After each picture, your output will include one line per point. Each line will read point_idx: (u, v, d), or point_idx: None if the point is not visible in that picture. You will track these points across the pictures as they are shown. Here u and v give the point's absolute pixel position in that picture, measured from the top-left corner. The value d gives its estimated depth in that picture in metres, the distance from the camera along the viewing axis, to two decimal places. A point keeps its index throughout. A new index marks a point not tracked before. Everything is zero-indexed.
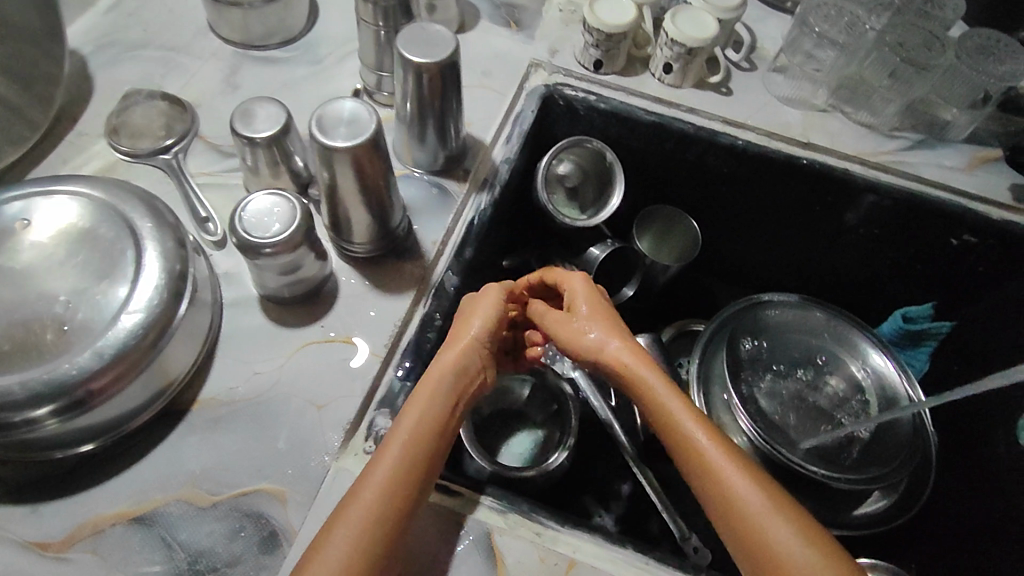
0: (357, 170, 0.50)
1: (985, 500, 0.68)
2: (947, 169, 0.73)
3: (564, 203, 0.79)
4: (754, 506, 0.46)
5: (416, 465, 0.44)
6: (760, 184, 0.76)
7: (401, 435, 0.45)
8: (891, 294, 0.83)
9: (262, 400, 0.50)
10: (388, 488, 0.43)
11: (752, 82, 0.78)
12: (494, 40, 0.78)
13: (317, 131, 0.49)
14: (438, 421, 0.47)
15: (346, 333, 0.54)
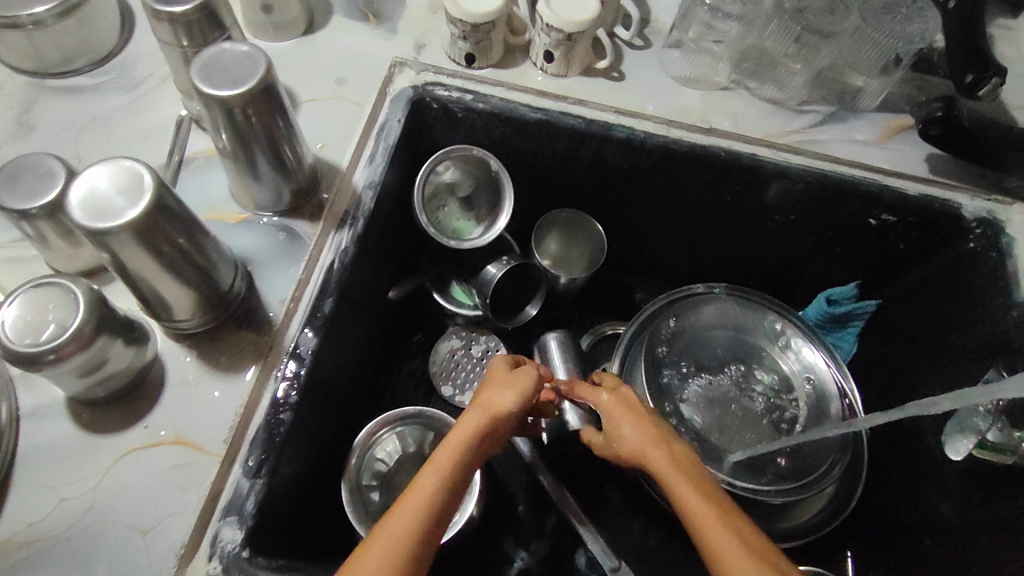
0: (148, 249, 0.41)
1: (907, 493, 0.66)
2: (859, 143, 0.68)
3: (457, 212, 0.72)
4: (752, 570, 0.38)
5: (407, 554, 0.38)
6: (664, 177, 0.69)
7: (393, 518, 0.40)
8: (814, 276, 0.78)
9: (72, 534, 0.43)
10: (371, 574, 0.37)
11: (647, 62, 0.70)
12: (349, 39, 0.67)
13: (81, 220, 0.39)
14: (439, 500, 0.41)
15: (175, 432, 0.47)
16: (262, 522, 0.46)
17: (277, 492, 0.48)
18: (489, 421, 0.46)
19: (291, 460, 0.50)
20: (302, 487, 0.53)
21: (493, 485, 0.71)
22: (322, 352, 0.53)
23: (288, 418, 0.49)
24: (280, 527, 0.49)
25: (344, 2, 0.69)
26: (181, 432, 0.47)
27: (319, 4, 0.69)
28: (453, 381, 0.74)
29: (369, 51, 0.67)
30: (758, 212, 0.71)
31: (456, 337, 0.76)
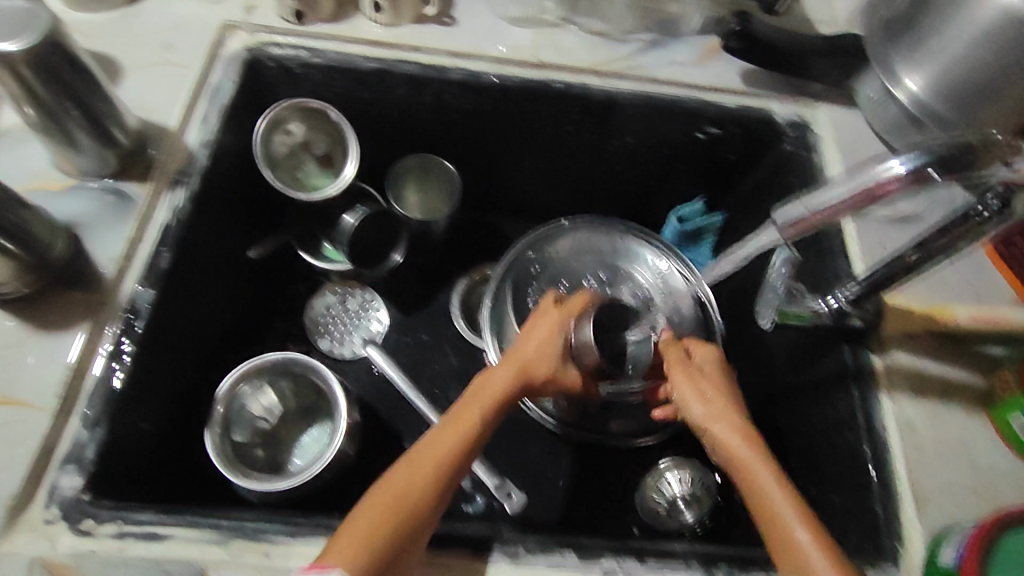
0: None
1: (757, 374, 0.73)
2: (680, 64, 0.72)
3: (319, 171, 0.74)
4: (737, 445, 0.52)
5: (449, 469, 0.51)
6: (504, 115, 0.73)
7: (445, 437, 0.52)
8: (667, 196, 0.84)
9: None
10: (414, 479, 0.49)
11: (477, 5, 0.73)
12: (177, 5, 0.68)
13: None
14: (477, 429, 0.53)
15: (4, 394, 0.51)
16: (104, 464, 0.51)
17: (123, 438, 0.54)
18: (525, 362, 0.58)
19: (133, 408, 0.55)
20: (161, 437, 0.60)
21: (375, 422, 0.77)
22: (164, 308, 0.58)
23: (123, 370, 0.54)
24: (131, 471, 0.55)
25: None
26: (9, 394, 0.51)
27: None
28: (329, 334, 0.81)
29: (198, 16, 0.68)
30: (599, 139, 0.76)
31: (330, 293, 0.83)
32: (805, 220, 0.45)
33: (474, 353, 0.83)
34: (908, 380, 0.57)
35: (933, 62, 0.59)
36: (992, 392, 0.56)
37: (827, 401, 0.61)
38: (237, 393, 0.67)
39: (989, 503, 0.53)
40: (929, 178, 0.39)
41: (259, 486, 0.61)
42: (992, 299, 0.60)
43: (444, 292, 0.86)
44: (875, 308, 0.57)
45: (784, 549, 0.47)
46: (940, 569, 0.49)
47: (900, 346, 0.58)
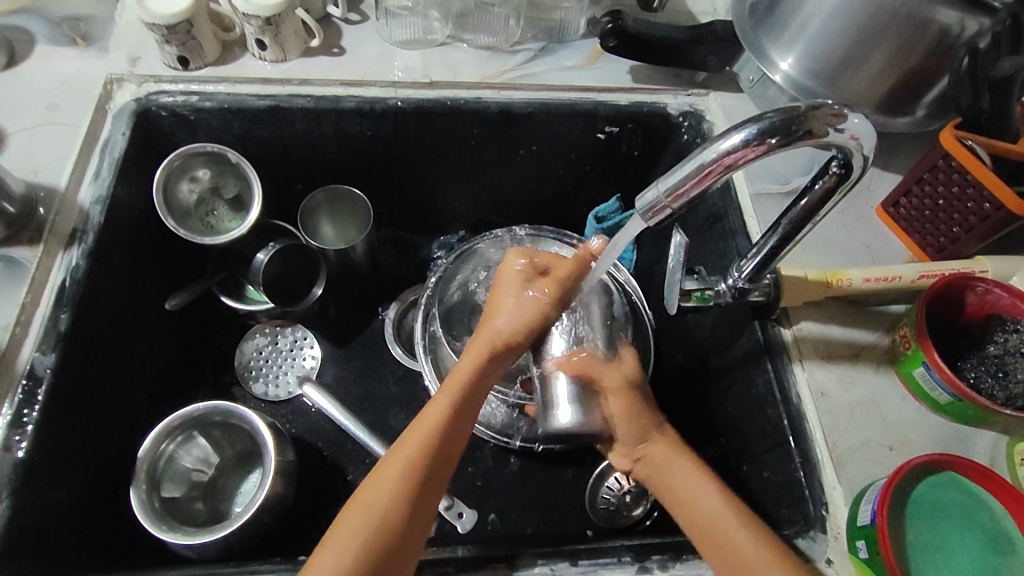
0: None
1: (694, 363, 0.72)
2: (568, 69, 0.74)
3: (231, 215, 0.72)
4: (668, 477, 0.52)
5: (426, 462, 0.48)
6: (407, 137, 0.73)
7: (399, 456, 0.48)
8: (585, 199, 0.84)
9: None
10: (391, 476, 0.47)
11: (364, 34, 0.74)
12: (58, 66, 0.67)
13: None
14: (447, 421, 0.50)
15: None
16: (13, 539, 0.48)
17: (37, 508, 0.51)
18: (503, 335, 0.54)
19: (43, 475, 0.52)
20: (88, 502, 0.57)
21: (318, 464, 0.72)
22: (69, 371, 0.55)
23: (29, 439, 0.50)
24: (48, 543, 0.51)
25: (47, 32, 0.69)
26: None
27: (19, 37, 0.68)
28: (263, 377, 0.76)
29: (80, 73, 0.67)
30: (505, 149, 0.76)
31: (261, 335, 0.78)
32: (660, 204, 0.42)
33: (416, 377, 0.79)
34: (818, 347, 0.58)
35: (800, 44, 0.63)
36: (894, 349, 0.58)
37: (747, 380, 0.61)
38: (160, 452, 0.61)
39: (902, 457, 0.54)
40: (773, 143, 0.38)
41: (189, 542, 0.56)
42: (885, 259, 0.63)
43: (377, 318, 0.82)
44: (771, 280, 0.57)
45: (697, 530, 0.49)
46: (859, 528, 0.49)
47: (805, 316, 0.60)
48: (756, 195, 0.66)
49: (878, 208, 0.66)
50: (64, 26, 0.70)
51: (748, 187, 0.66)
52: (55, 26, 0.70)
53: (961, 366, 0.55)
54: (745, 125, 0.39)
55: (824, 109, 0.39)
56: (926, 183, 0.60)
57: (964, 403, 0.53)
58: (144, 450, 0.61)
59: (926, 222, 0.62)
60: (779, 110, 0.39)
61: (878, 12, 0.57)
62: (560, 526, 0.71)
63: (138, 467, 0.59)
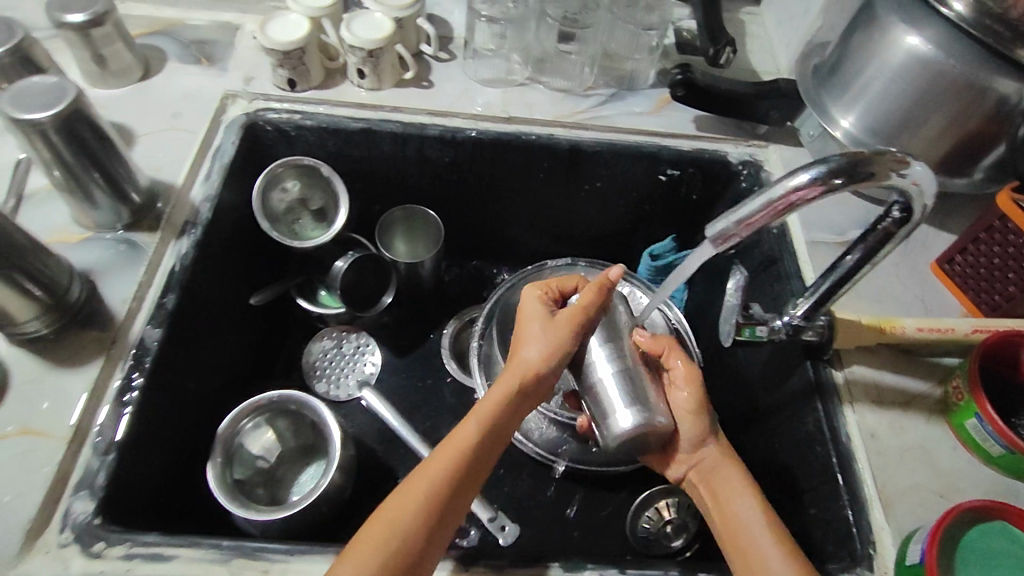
0: None
1: (740, 399, 0.73)
2: (637, 114, 0.79)
3: (314, 225, 0.78)
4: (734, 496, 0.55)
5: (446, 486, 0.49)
6: (480, 166, 0.79)
7: (438, 459, 0.50)
8: (639, 238, 0.88)
9: None
10: (416, 491, 0.48)
11: (452, 70, 0.81)
12: (184, 80, 0.76)
13: None
14: (470, 450, 0.50)
15: (21, 425, 0.51)
16: (115, 491, 0.50)
17: (136, 465, 0.54)
18: (532, 372, 0.54)
19: (144, 436, 0.55)
20: (168, 472, 0.60)
21: (371, 464, 0.75)
22: (171, 345, 0.59)
23: (135, 400, 0.54)
24: (140, 500, 0.54)
25: (177, 51, 0.78)
26: (27, 424, 0.51)
27: (153, 54, 0.77)
28: (326, 377, 0.80)
29: (202, 88, 0.75)
30: (571, 186, 0.81)
31: (328, 338, 0.83)
32: (731, 232, 0.46)
33: (470, 391, 0.82)
34: (870, 392, 0.60)
35: (860, 105, 0.67)
36: (947, 400, 0.59)
37: (795, 419, 0.63)
38: (239, 427, 0.67)
39: (954, 504, 0.55)
40: (840, 184, 0.42)
41: (253, 516, 0.59)
42: (938, 314, 0.65)
43: (435, 334, 0.86)
44: (826, 322, 0.60)
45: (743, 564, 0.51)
46: (908, 567, 0.50)
47: (858, 360, 0.61)
48: (812, 242, 0.69)
49: (932, 264, 0.68)
50: (192, 48, 0.79)
51: (803, 234, 0.69)
52: (185, 48, 0.79)
53: (1014, 422, 0.56)
54: (813, 166, 0.43)
55: (889, 156, 0.42)
56: (982, 243, 0.62)
57: (1016, 456, 0.53)
58: (226, 423, 0.67)
59: (981, 280, 0.63)
60: (845, 154, 0.43)
61: (938, 78, 0.61)
62: (597, 548, 0.72)
63: (217, 438, 0.65)
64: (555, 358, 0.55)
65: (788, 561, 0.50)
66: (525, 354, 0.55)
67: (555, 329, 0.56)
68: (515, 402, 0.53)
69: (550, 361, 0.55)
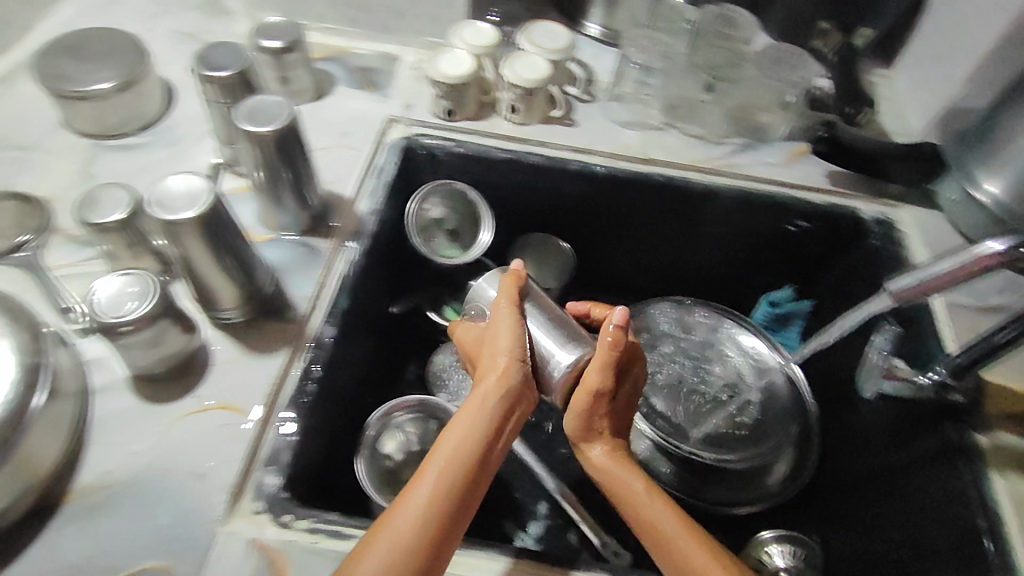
0: (212, 250, 0.54)
1: (858, 458, 0.72)
2: (771, 165, 0.82)
3: (447, 244, 0.81)
4: (679, 536, 0.51)
5: (431, 521, 0.46)
6: (614, 202, 0.83)
7: (408, 497, 0.46)
8: (756, 284, 0.90)
9: (139, 478, 0.52)
10: (401, 526, 0.45)
11: (593, 112, 0.85)
12: (351, 103, 0.83)
13: (155, 209, 0.51)
14: (449, 482, 0.47)
15: (221, 401, 0.57)
16: (297, 471, 0.55)
17: (314, 451, 0.59)
18: (509, 384, 0.53)
19: (318, 424, 0.60)
20: (329, 459, 0.63)
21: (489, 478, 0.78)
22: (340, 344, 0.64)
23: (315, 387, 0.59)
24: (314, 481, 0.59)
25: (345, 77, 0.86)
26: (226, 400, 0.57)
27: (324, 78, 0.85)
28: (446, 389, 0.82)
29: (367, 111, 0.82)
30: (698, 229, 0.84)
31: (449, 350, 0.85)
32: (915, 288, 0.52)
33: None
34: (1015, 461, 0.59)
35: (1009, 172, 0.66)
36: None
37: (931, 478, 0.62)
38: (392, 418, 0.70)
39: None
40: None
41: None
42: None
43: None
44: (975, 386, 0.62)
45: None
46: None
47: (1004, 428, 0.61)
48: (951, 306, 0.69)
49: None
50: (357, 74, 0.86)
51: (942, 299, 0.69)
52: (351, 73, 0.86)
53: None
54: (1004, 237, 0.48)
55: None
56: None
57: None
58: (381, 412, 0.70)
59: None
60: None
61: None
62: None
63: (374, 425, 0.69)
64: (518, 362, 0.54)
65: None
66: (493, 356, 0.55)
67: (512, 326, 0.57)
68: (497, 418, 0.52)
69: (523, 356, 0.55)
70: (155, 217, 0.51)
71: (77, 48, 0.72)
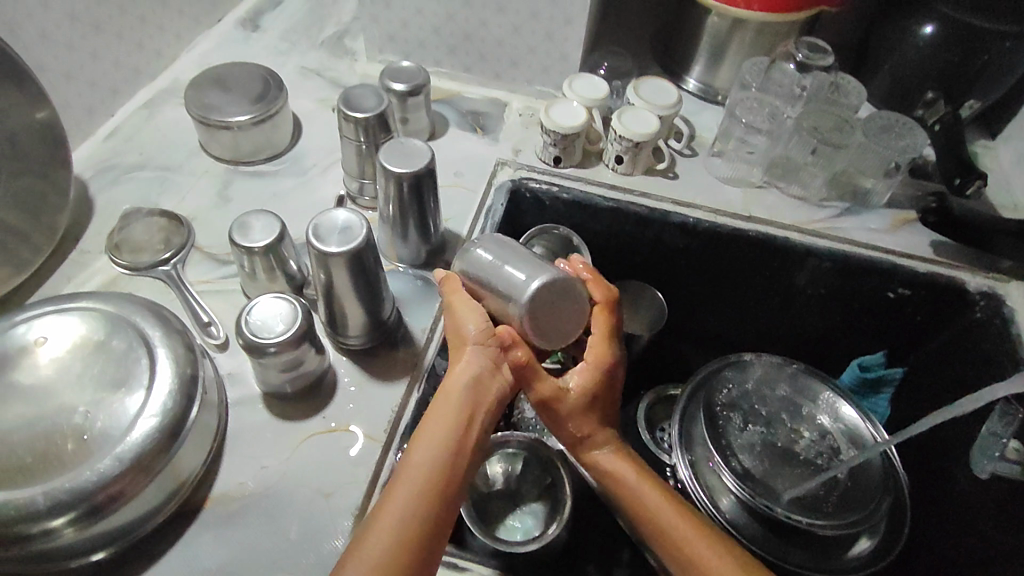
0: (354, 278, 0.58)
1: (957, 537, 0.70)
2: (874, 231, 0.82)
3: None
4: (645, 495, 0.58)
5: (424, 500, 0.50)
6: (712, 256, 0.84)
7: (398, 483, 0.51)
8: (846, 347, 0.90)
9: (270, 492, 0.55)
10: (396, 510, 0.49)
11: (695, 166, 0.87)
12: (463, 145, 0.87)
13: (313, 238, 0.55)
14: (438, 467, 0.51)
15: (345, 423, 0.59)
16: None
17: None
18: (476, 372, 0.57)
19: None
20: None
21: None
22: None
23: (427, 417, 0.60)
24: None
25: (457, 119, 0.90)
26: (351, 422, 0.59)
27: (438, 120, 0.90)
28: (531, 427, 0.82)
29: (478, 154, 0.86)
30: (793, 289, 0.85)
31: None
32: None
33: None
34: None
35: None
36: None
37: None
38: None
39: None
40: None
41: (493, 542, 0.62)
42: None
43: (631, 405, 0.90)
44: None
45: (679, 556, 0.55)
46: None
47: None
48: None
49: None
50: (469, 117, 0.90)
51: None
52: (463, 116, 0.91)
53: None
54: None
55: None
56: None
57: None
58: None
59: None
60: None
61: None
62: None
63: None
64: (488, 342, 0.58)
65: (700, 531, 0.55)
66: (462, 341, 0.59)
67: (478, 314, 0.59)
68: (468, 401, 0.55)
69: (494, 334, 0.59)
70: (312, 249, 0.55)
71: (224, 82, 0.79)
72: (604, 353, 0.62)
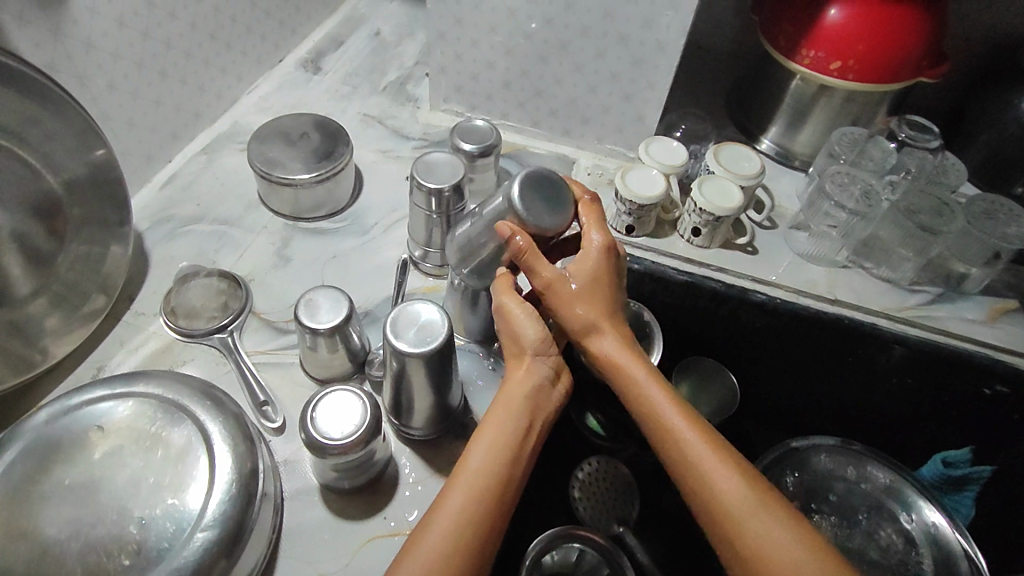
0: (430, 374, 0.54)
1: None
2: (969, 321, 0.76)
3: None
4: (682, 432, 0.48)
5: (480, 508, 0.46)
6: (789, 334, 0.80)
7: (450, 489, 0.46)
8: (929, 438, 0.83)
9: None
10: (449, 522, 0.45)
11: (775, 239, 0.82)
12: None
13: (389, 330, 0.52)
14: (494, 476, 0.47)
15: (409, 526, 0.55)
16: None
17: None
18: (532, 372, 0.51)
19: None
20: None
21: None
22: None
23: None
24: None
25: None
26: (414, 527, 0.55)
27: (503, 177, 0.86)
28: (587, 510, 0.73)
29: None
30: (875, 375, 0.80)
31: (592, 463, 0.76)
32: None
33: None
34: None
35: None
36: None
37: None
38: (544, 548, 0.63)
39: None
40: None
41: None
42: None
43: None
44: None
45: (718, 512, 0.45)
46: None
47: None
48: None
49: None
50: None
51: None
52: None
53: None
54: None
55: None
56: None
57: None
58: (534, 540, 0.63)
59: None
60: None
61: None
62: None
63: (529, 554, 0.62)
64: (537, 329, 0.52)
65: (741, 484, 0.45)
66: (514, 339, 0.53)
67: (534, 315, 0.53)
68: (524, 406, 0.50)
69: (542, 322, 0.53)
70: (388, 343, 0.52)
71: (288, 134, 0.75)
72: (606, 259, 0.54)
